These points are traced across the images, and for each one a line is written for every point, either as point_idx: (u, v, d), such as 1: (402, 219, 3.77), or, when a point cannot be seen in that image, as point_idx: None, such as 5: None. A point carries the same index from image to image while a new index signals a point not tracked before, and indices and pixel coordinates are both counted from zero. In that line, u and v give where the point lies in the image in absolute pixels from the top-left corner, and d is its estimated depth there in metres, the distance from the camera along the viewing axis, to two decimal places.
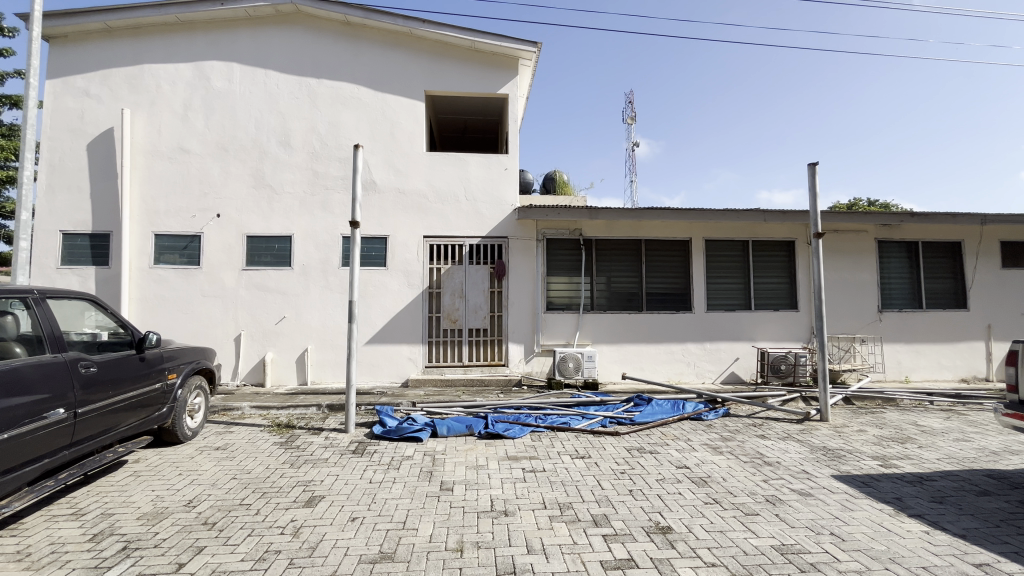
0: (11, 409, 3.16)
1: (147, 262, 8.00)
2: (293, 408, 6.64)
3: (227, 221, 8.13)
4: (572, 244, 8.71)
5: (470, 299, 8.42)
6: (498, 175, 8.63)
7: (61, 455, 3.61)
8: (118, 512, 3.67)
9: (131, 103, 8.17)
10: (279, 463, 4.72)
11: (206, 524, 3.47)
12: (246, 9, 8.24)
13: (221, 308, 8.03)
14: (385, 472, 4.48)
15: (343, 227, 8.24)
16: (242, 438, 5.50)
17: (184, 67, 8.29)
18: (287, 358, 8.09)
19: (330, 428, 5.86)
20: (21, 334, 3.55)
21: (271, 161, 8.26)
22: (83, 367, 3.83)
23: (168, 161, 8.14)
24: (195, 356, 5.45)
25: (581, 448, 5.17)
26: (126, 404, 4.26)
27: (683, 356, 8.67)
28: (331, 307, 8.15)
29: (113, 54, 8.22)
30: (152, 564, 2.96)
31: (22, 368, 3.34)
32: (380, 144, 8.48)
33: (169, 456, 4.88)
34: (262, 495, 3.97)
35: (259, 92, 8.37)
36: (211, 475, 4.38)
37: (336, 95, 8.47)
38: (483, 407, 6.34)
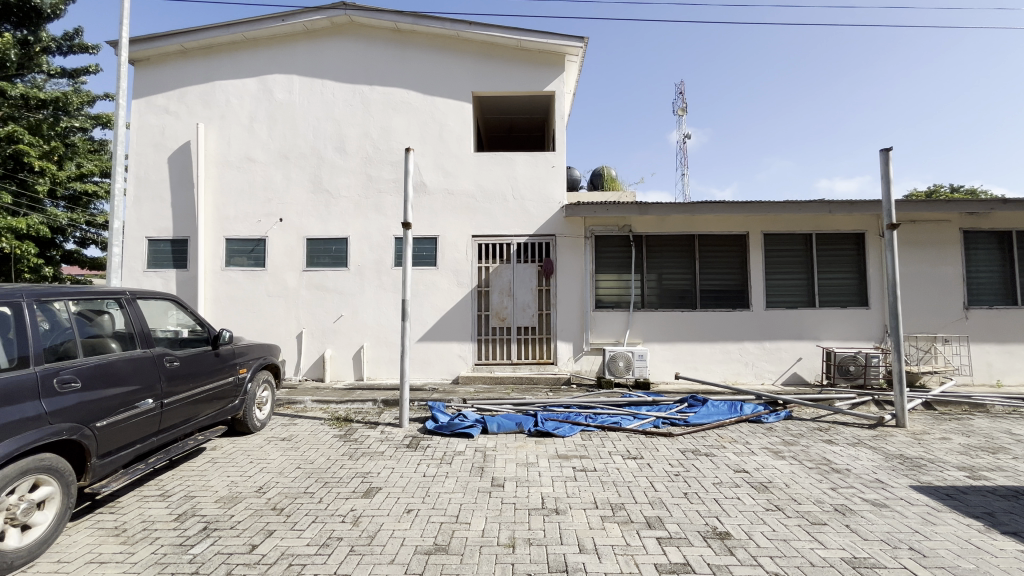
0: (107, 398, 3.53)
1: (219, 264, 8.61)
2: (351, 403, 6.95)
3: (290, 225, 8.61)
4: (621, 241, 8.56)
5: (519, 297, 8.47)
6: (546, 173, 8.61)
7: (150, 440, 3.97)
8: (198, 495, 3.99)
9: (204, 118, 8.82)
10: (339, 455, 4.96)
11: (275, 510, 3.70)
12: (304, 23, 8.67)
13: (285, 308, 8.53)
14: (437, 466, 4.59)
15: (395, 228, 8.52)
16: (305, 430, 5.82)
17: (250, 82, 8.85)
18: (344, 355, 8.47)
19: (385, 422, 6.08)
20: (116, 331, 3.92)
21: (328, 166, 8.67)
22: (167, 361, 4.20)
23: (237, 170, 8.72)
24: (263, 352, 5.81)
25: (633, 448, 5.08)
26: (204, 396, 4.62)
27: (740, 355, 8.31)
28: (385, 306, 8.47)
29: (188, 73, 8.91)
30: (229, 544, 3.20)
31: (116, 362, 3.71)
32: (429, 146, 8.69)
33: (241, 445, 5.25)
34: (324, 484, 4.19)
35: (316, 101, 8.80)
36: (278, 464, 4.67)
37: (388, 101, 8.76)
38: (532, 405, 6.35)
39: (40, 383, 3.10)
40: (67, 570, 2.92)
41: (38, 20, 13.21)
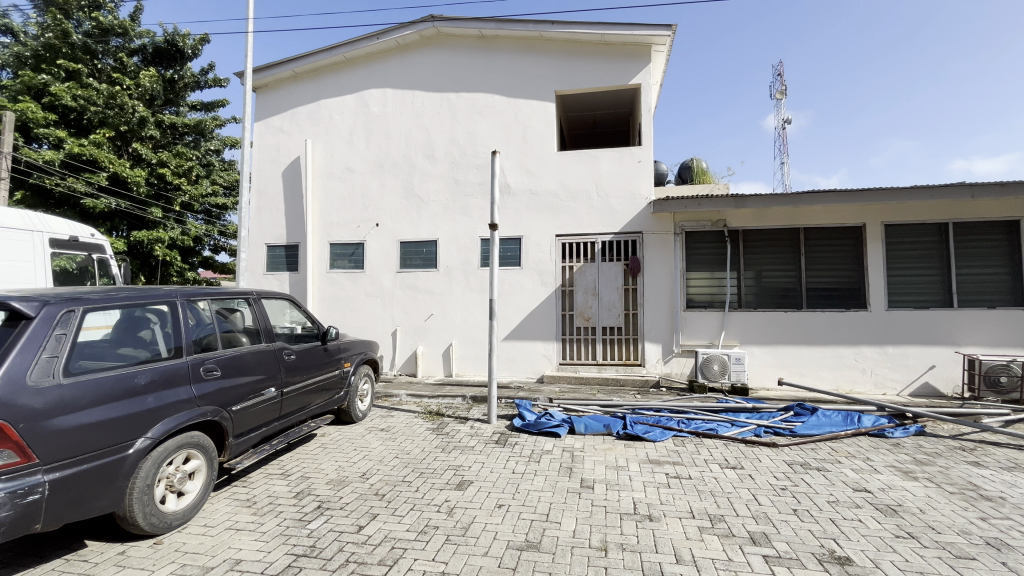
0: (240, 385, 4.02)
1: (325, 267, 9.43)
2: (442, 398, 7.27)
3: (385, 229, 9.20)
4: (715, 237, 8.07)
5: (604, 297, 8.30)
6: (632, 168, 8.36)
7: (274, 424, 4.46)
8: (312, 476, 4.40)
9: (311, 135, 9.71)
10: (432, 447, 5.21)
11: (378, 495, 3.97)
12: (396, 39, 9.21)
13: (381, 307, 9.13)
14: (526, 463, 4.65)
15: (481, 230, 8.77)
16: (402, 422, 6.19)
17: (349, 98, 9.59)
18: (435, 351, 8.89)
19: (475, 418, 6.28)
20: (245, 327, 4.45)
21: (419, 173, 9.14)
22: (286, 354, 4.69)
23: (339, 180, 9.50)
24: (364, 347, 6.27)
25: (731, 457, 4.76)
26: (315, 387, 5.09)
27: (856, 361, 7.45)
28: (472, 305, 8.76)
29: (298, 95, 9.87)
30: (340, 523, 3.49)
31: (247, 354, 4.21)
32: (513, 148, 8.82)
33: (347, 433, 5.71)
34: (420, 474, 4.42)
35: (408, 111, 9.31)
36: (379, 453, 5.01)
37: (473, 106, 9.04)
38: (620, 407, 6.20)
39: (190, 371, 3.61)
40: (212, 533, 3.38)
41: (181, 59, 15.26)
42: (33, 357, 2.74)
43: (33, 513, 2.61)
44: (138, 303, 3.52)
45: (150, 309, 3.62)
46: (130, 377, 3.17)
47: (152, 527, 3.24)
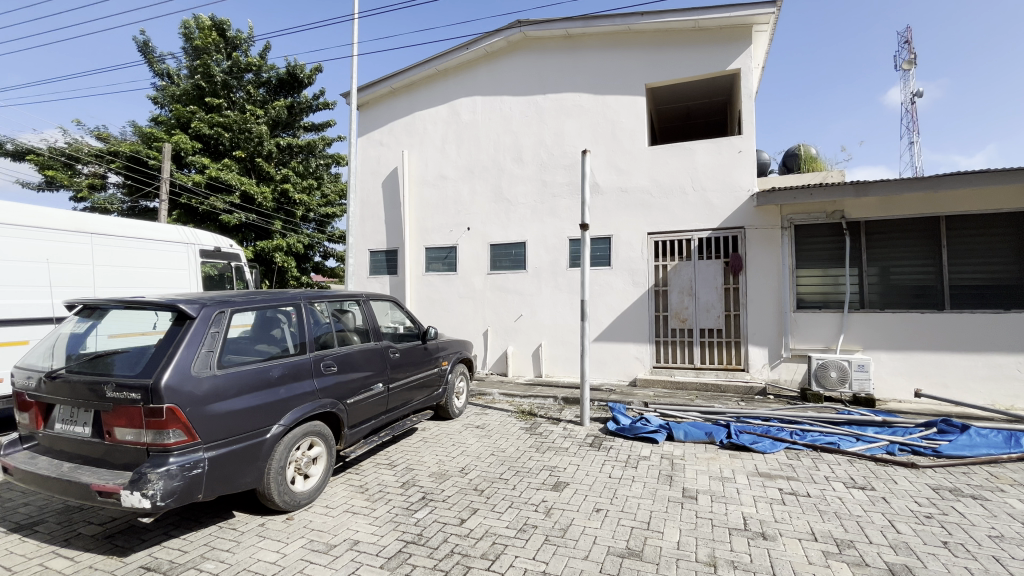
0: (353, 380, 4.38)
1: (421, 269, 9.97)
2: (534, 398, 7.35)
3: (476, 233, 9.50)
4: (830, 229, 7.28)
5: (702, 297, 7.85)
6: (731, 159, 7.81)
7: (381, 417, 4.79)
8: (415, 468, 4.67)
9: (408, 146, 10.32)
10: (527, 446, 5.28)
11: (477, 490, 4.11)
12: (485, 48, 9.46)
13: (473, 308, 9.44)
14: (623, 469, 4.53)
15: (570, 230, 8.73)
16: (496, 420, 6.35)
17: (442, 109, 10.05)
18: (525, 352, 9.01)
19: (567, 419, 6.27)
20: (356, 327, 4.83)
21: (508, 176, 9.32)
22: (391, 352, 5.02)
23: (433, 187, 9.99)
24: (460, 347, 6.52)
25: (858, 476, 4.25)
26: (417, 383, 5.40)
27: (1018, 372, 6.31)
28: (561, 306, 8.75)
29: (396, 110, 10.52)
30: (443, 515, 3.66)
31: (358, 352, 4.58)
32: (602, 146, 8.67)
33: (445, 429, 5.98)
34: (516, 473, 4.50)
35: (496, 117, 9.55)
36: (476, 449, 5.18)
37: (561, 106, 9.02)
38: (723, 414, 5.82)
39: (312, 366, 4.01)
40: (333, 514, 3.72)
41: (299, 87, 16.94)
42: (194, 351, 3.21)
43: (196, 485, 3.05)
44: (271, 305, 3.97)
45: (280, 310, 4.06)
46: (265, 370, 3.59)
47: (285, 504, 3.64)
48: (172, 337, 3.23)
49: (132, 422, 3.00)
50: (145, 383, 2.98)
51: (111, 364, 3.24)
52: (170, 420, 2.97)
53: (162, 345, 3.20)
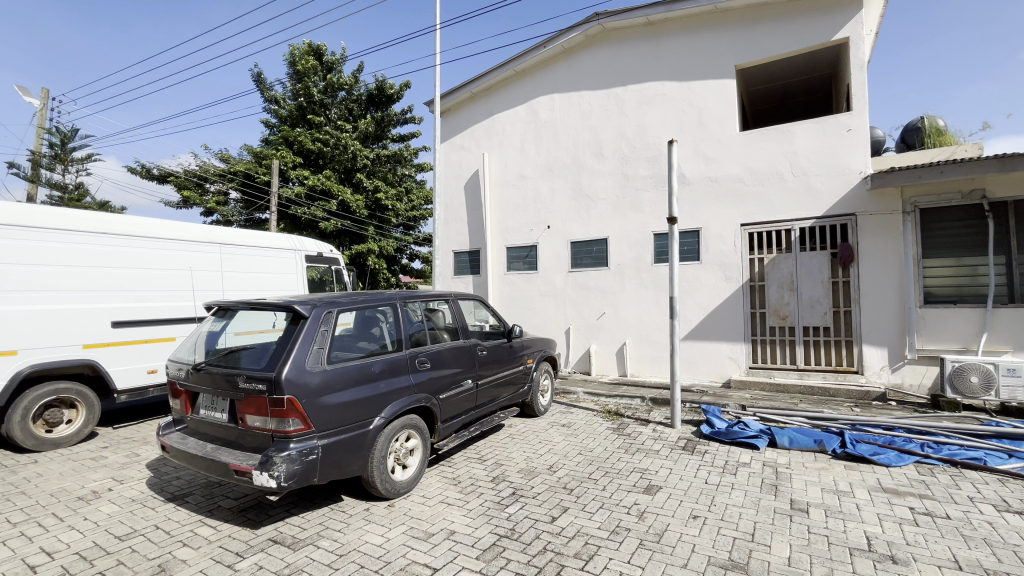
0: (444, 376, 4.57)
1: (503, 269, 10.13)
2: (619, 398, 7.18)
3: (556, 231, 9.48)
4: (966, 212, 6.34)
5: (804, 292, 7.21)
6: (838, 139, 7.06)
7: (471, 412, 4.95)
8: (504, 463, 4.77)
9: (488, 148, 10.53)
10: (615, 447, 5.17)
11: (566, 489, 4.10)
12: (563, 44, 9.37)
13: (554, 306, 9.44)
14: (720, 475, 4.28)
15: (655, 224, 8.42)
16: (581, 419, 6.29)
17: (521, 109, 10.14)
18: (608, 350, 8.85)
19: (656, 421, 6.05)
20: (446, 325, 5.02)
21: (588, 172, 9.19)
22: (478, 350, 5.16)
23: (513, 187, 10.11)
24: (544, 345, 6.54)
25: (1011, 497, 3.66)
26: (503, 381, 5.50)
27: None
28: (646, 303, 8.48)
29: (476, 114, 10.77)
30: (534, 511, 3.70)
31: (448, 349, 4.76)
32: (688, 135, 8.25)
33: (531, 426, 6.04)
34: (605, 473, 4.42)
35: (575, 113, 9.44)
36: (563, 448, 5.18)
37: (642, 97, 8.71)
38: (834, 421, 5.28)
39: (408, 362, 4.24)
40: (430, 503, 3.91)
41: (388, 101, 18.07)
42: (308, 348, 3.53)
43: (312, 469, 3.36)
44: (371, 305, 4.25)
45: (379, 309, 4.33)
46: (368, 366, 3.86)
47: (387, 492, 3.90)
48: (289, 335, 3.59)
49: (259, 410, 3.37)
50: (269, 376, 3.34)
51: (240, 358, 3.66)
52: (290, 409, 3.31)
53: (281, 342, 3.57)
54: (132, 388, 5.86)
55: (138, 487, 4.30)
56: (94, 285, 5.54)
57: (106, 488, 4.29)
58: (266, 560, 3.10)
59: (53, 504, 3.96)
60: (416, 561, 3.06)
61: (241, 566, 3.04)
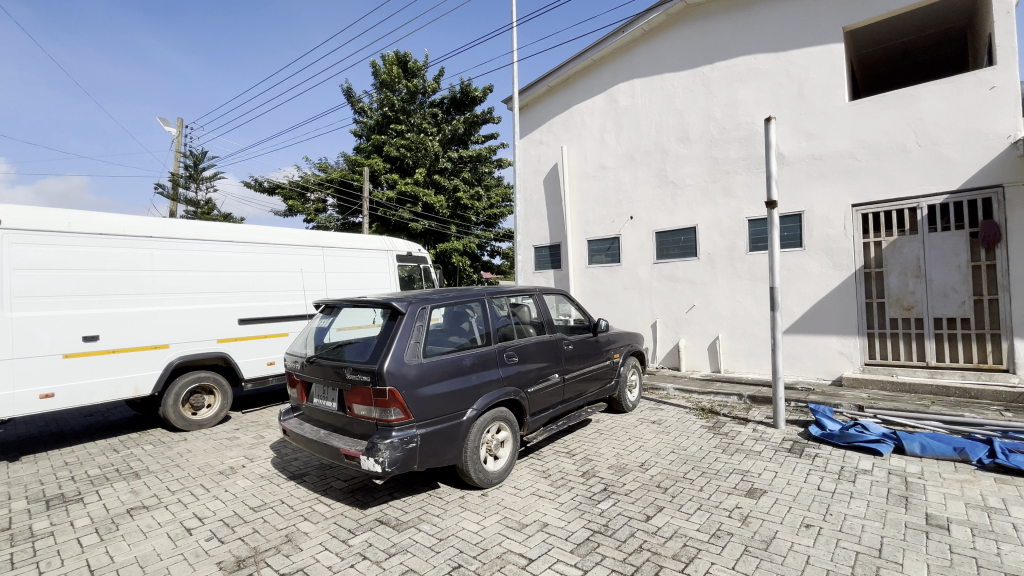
0: (532, 370, 4.62)
1: (584, 262, 9.96)
2: (714, 395, 6.81)
3: (640, 221, 9.16)
4: None
5: (935, 279, 6.36)
6: (977, 100, 6.08)
7: (558, 406, 4.96)
8: (594, 458, 4.73)
9: (566, 141, 10.38)
10: (711, 446, 4.91)
11: (660, 488, 3.97)
12: (643, 27, 8.95)
13: (640, 299, 9.14)
14: (836, 482, 3.90)
15: (750, 210, 7.85)
16: (673, 416, 6.05)
17: (599, 98, 9.87)
18: (699, 345, 8.43)
19: (757, 420, 5.65)
20: (532, 320, 5.04)
21: (673, 158, 8.77)
22: (565, 344, 5.15)
23: (594, 179, 9.88)
24: (630, 339, 6.36)
25: None
26: (590, 375, 5.44)
27: None
28: (741, 295, 7.93)
29: (553, 107, 10.64)
30: (628, 509, 3.63)
31: (535, 344, 4.79)
32: (787, 110, 7.55)
33: (619, 422, 5.92)
34: (702, 473, 4.21)
35: (658, 98, 9.03)
36: (654, 445, 5.01)
37: (733, 73, 8.11)
38: (978, 426, 4.58)
39: (497, 356, 4.34)
40: (522, 495, 3.99)
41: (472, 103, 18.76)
42: (406, 342, 3.75)
43: (412, 456, 3.57)
44: (460, 301, 4.40)
45: (468, 305, 4.46)
46: (459, 360, 4.01)
47: (480, 481, 4.03)
48: (389, 330, 3.83)
49: (364, 400, 3.65)
50: (372, 368, 3.59)
51: (346, 352, 3.97)
52: (391, 400, 3.54)
53: (382, 337, 3.81)
54: (256, 378, 6.60)
55: (265, 465, 4.85)
56: (222, 287, 6.31)
57: (240, 464, 4.90)
58: (374, 538, 3.36)
59: (200, 476, 4.61)
60: (512, 550, 3.14)
61: (354, 542, 3.32)
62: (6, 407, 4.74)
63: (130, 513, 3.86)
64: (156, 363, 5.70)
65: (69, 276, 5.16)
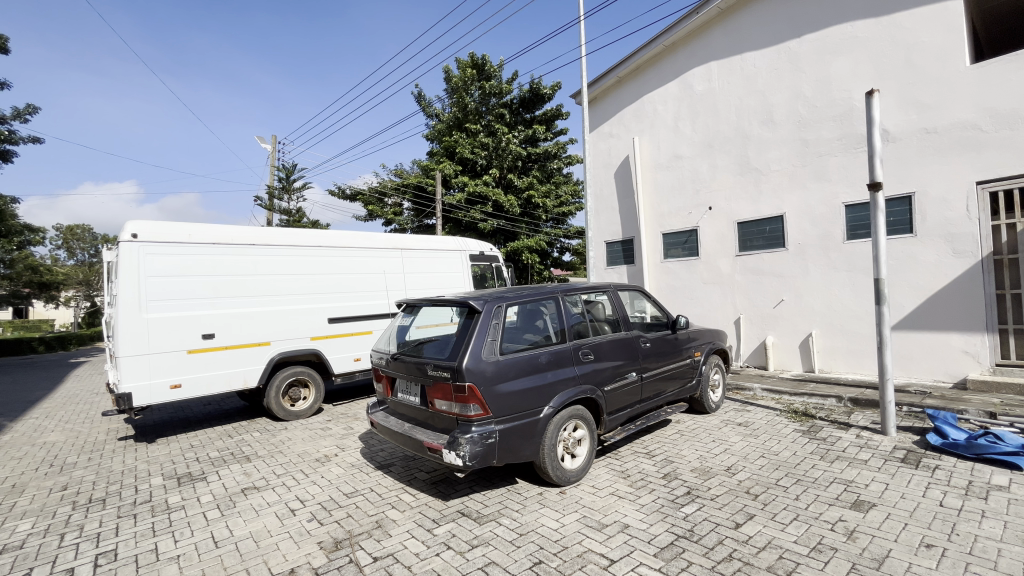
0: (607, 368, 4.53)
1: (659, 256, 9.54)
2: (808, 397, 6.28)
3: (719, 212, 8.65)
4: None
5: None
6: None
7: (636, 406, 4.83)
8: (675, 460, 4.55)
9: (637, 132, 9.97)
10: (807, 452, 4.54)
11: (750, 494, 3.73)
12: (720, 5, 8.40)
13: (721, 294, 8.65)
14: (962, 497, 3.45)
15: (847, 195, 7.15)
16: (761, 419, 5.67)
17: (672, 85, 9.39)
18: (790, 342, 7.85)
19: (861, 425, 5.14)
20: (607, 317, 4.92)
21: (756, 143, 8.19)
22: (642, 342, 4.99)
23: (667, 169, 9.43)
24: (711, 337, 6.03)
25: None
26: (668, 374, 5.24)
27: None
28: (839, 288, 7.25)
29: (622, 99, 10.26)
30: (714, 514, 3.46)
31: (610, 341, 4.69)
32: (892, 81, 6.76)
33: (702, 423, 5.65)
34: (798, 481, 3.91)
35: (738, 79, 8.46)
36: (741, 449, 4.72)
37: (825, 46, 7.41)
38: None
39: (573, 354, 4.32)
40: (601, 494, 3.94)
41: (540, 100, 18.76)
42: (483, 340, 3.83)
43: (491, 452, 3.65)
44: (534, 299, 4.41)
45: (543, 303, 4.46)
46: (535, 357, 4.04)
47: (558, 479, 4.04)
48: (467, 328, 3.94)
49: (445, 395, 3.78)
50: (452, 365, 3.71)
51: (427, 350, 4.13)
52: (471, 396, 3.64)
53: (460, 335, 3.93)
54: (344, 373, 7.08)
55: (355, 455, 5.19)
56: (312, 290, 6.81)
57: (334, 453, 5.28)
58: (457, 529, 3.48)
59: (300, 462, 5.03)
60: (593, 550, 3.11)
61: (438, 532, 3.46)
62: (146, 395, 5.49)
63: (244, 493, 4.31)
64: (261, 358, 6.30)
65: (189, 282, 5.84)
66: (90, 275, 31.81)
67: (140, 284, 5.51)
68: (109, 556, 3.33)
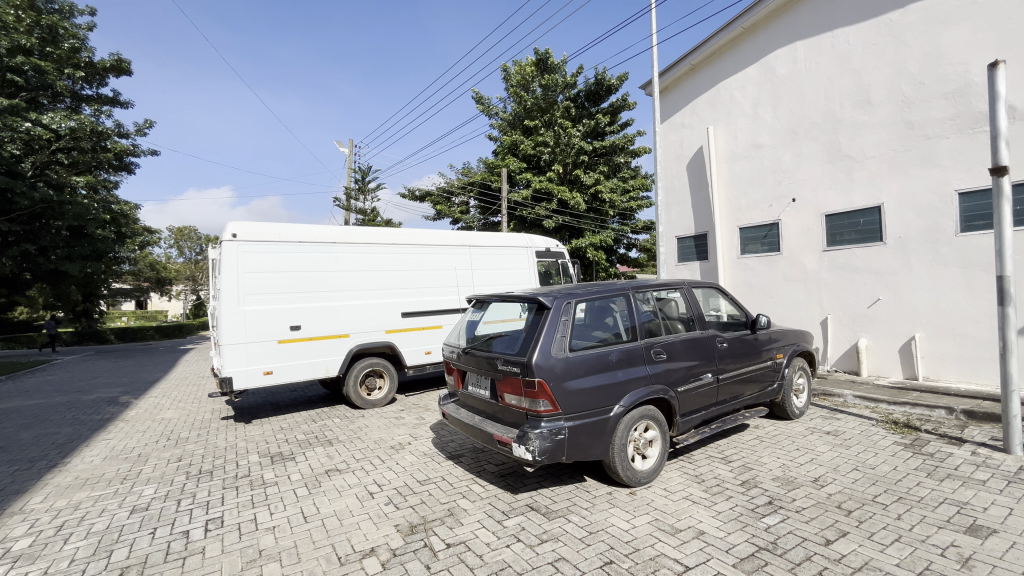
0: (680, 369, 4.36)
1: (736, 252, 9.03)
2: (909, 407, 5.69)
3: (805, 204, 8.01)
4: None
5: None
6: None
7: (712, 409, 4.62)
8: (755, 467, 4.30)
9: (712, 121, 9.45)
10: (909, 467, 4.12)
11: (842, 509, 3.44)
12: None
13: (805, 292, 8.03)
14: None
15: (961, 181, 6.35)
16: (854, 428, 5.21)
17: (752, 70, 8.81)
18: (887, 346, 7.14)
19: (977, 441, 4.57)
20: (681, 315, 4.72)
21: (849, 127, 7.49)
22: (718, 342, 4.75)
23: (746, 159, 8.86)
24: (796, 338, 5.62)
25: None
26: (747, 377, 4.95)
27: None
28: (949, 287, 6.48)
29: (697, 86, 9.76)
30: (800, 528, 3.23)
31: (683, 341, 4.50)
32: (1020, 50, 5.91)
33: (784, 430, 5.29)
34: (899, 499, 3.55)
35: (828, 59, 7.77)
36: (831, 459, 4.36)
37: (935, 15, 6.61)
38: None
39: (644, 352, 4.20)
40: (674, 498, 3.81)
41: (607, 93, 18.38)
42: (552, 337, 3.83)
43: (561, 448, 3.65)
44: (604, 296, 4.32)
45: (613, 300, 4.37)
46: (605, 355, 3.97)
47: (628, 479, 3.96)
48: (536, 324, 3.96)
49: (515, 390, 3.82)
50: (522, 360, 3.74)
51: (496, 345, 4.20)
52: (540, 391, 3.66)
53: (530, 331, 3.95)
54: (416, 365, 7.38)
55: (427, 445, 5.40)
56: (386, 287, 7.15)
57: (407, 442, 5.53)
58: (527, 523, 3.52)
59: (377, 449, 5.33)
60: (666, 554, 3.02)
61: (508, 524, 3.52)
62: (243, 380, 6.05)
63: (328, 474, 4.64)
64: (340, 349, 6.73)
65: (279, 278, 6.35)
66: (196, 271, 35.62)
67: (239, 279, 6.07)
68: (217, 522, 3.73)
